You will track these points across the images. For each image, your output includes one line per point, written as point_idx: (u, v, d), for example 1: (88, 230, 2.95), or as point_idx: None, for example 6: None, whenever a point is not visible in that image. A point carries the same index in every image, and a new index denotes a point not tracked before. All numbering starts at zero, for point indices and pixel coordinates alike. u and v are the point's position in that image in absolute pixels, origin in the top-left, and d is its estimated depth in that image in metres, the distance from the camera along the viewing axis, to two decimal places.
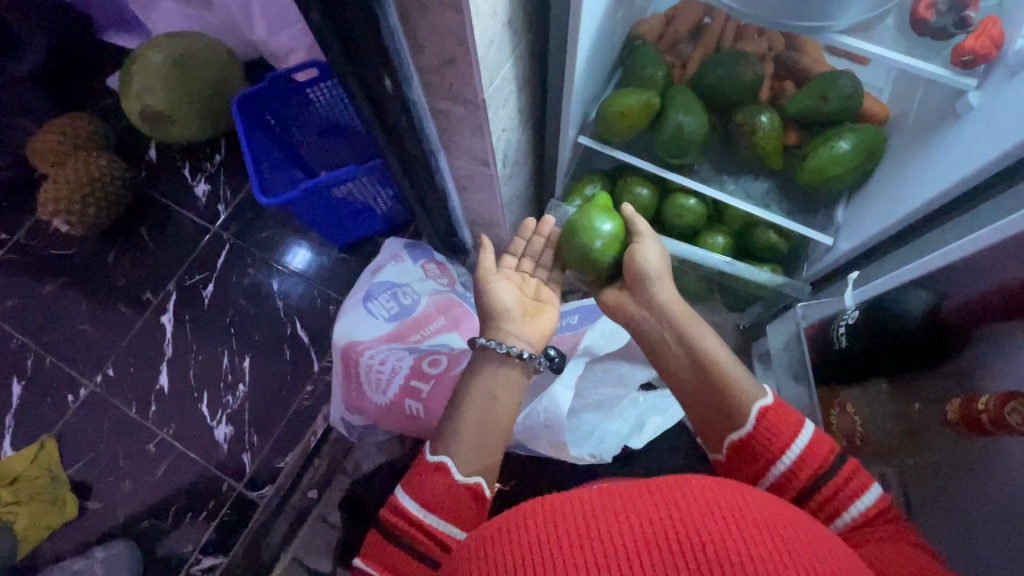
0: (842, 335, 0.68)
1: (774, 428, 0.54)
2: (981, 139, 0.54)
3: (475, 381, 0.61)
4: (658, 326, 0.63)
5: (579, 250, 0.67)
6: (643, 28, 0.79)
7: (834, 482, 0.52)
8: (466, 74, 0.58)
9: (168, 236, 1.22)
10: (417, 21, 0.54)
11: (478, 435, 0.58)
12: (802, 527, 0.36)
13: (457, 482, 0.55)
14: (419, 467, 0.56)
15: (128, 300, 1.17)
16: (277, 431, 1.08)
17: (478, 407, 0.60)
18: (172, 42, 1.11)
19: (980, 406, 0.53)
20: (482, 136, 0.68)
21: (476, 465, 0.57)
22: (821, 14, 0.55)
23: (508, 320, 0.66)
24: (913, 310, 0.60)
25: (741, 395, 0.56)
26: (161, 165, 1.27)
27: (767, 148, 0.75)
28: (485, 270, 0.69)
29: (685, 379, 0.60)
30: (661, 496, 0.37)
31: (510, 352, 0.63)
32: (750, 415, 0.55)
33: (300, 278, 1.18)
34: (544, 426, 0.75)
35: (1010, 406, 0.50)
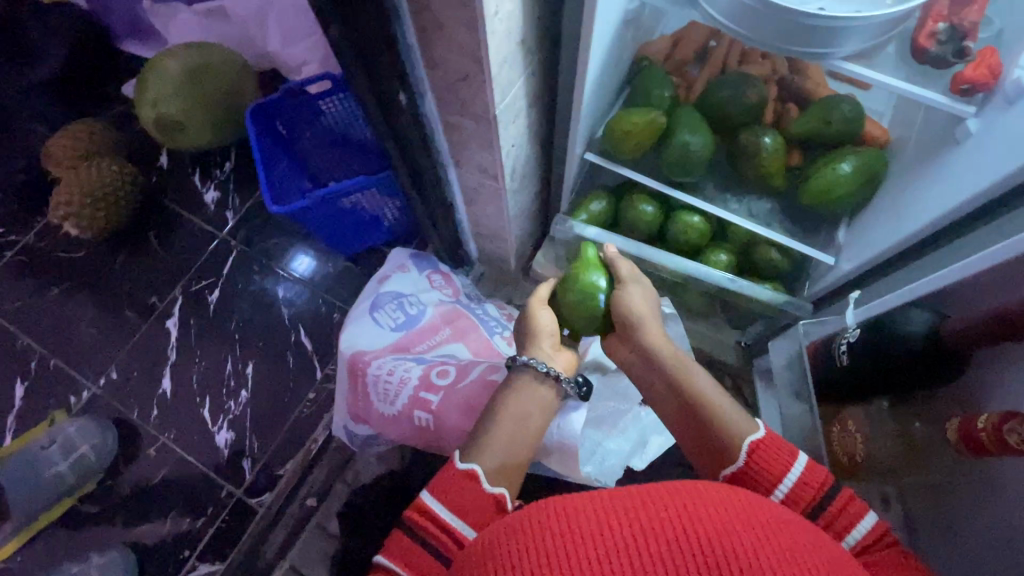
0: (843, 353, 0.69)
1: (767, 461, 0.55)
2: (980, 165, 0.55)
3: (510, 396, 0.63)
4: (648, 367, 0.65)
5: (574, 299, 0.68)
6: (650, 50, 0.81)
7: (834, 505, 0.53)
8: (479, 90, 0.60)
9: (177, 241, 1.23)
10: (433, 39, 0.56)
11: (508, 448, 0.59)
12: (794, 530, 0.38)
13: (485, 489, 0.56)
14: (447, 472, 0.57)
15: (134, 304, 1.18)
16: (278, 438, 1.08)
17: (512, 418, 0.61)
18: (190, 52, 1.14)
19: (978, 427, 0.53)
20: (492, 150, 0.70)
21: (501, 473, 0.58)
22: (825, 41, 0.56)
23: (548, 342, 0.68)
24: (913, 328, 0.61)
25: (730, 431, 0.57)
26: (172, 171, 1.29)
27: (771, 168, 0.76)
28: (536, 296, 0.71)
29: (676, 417, 0.62)
30: (663, 499, 0.39)
31: (548, 371, 0.64)
32: (741, 449, 0.56)
33: (305, 286, 1.19)
34: (557, 448, 0.73)
35: (1010, 425, 0.50)
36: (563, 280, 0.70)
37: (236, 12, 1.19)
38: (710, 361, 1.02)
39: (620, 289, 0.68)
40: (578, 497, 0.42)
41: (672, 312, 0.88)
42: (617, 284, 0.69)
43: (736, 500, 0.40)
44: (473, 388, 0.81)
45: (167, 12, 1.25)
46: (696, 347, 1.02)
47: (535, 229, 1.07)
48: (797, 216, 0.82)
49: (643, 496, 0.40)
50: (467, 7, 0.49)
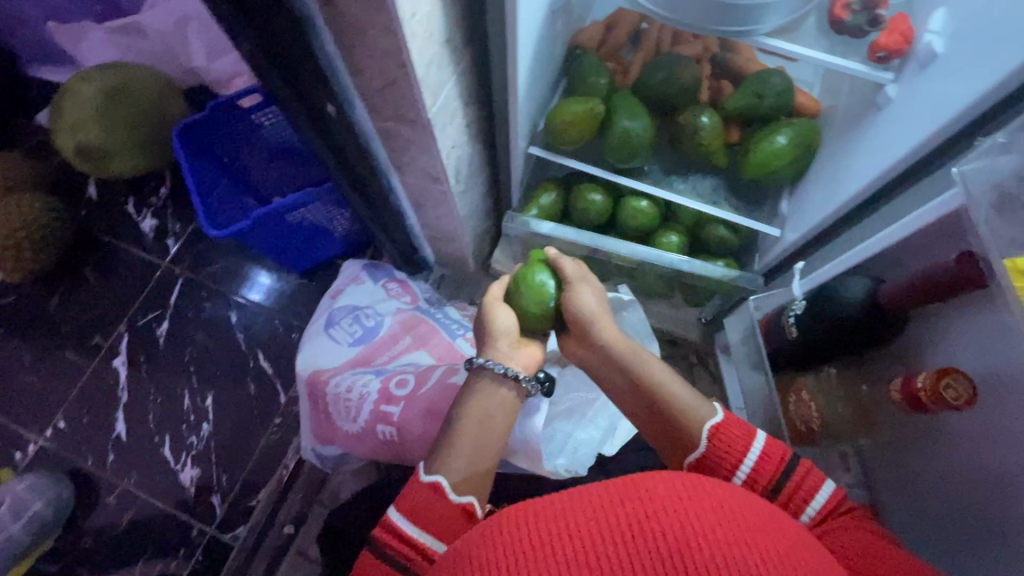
0: (792, 325, 0.68)
1: (727, 444, 0.57)
2: (902, 130, 0.56)
3: (471, 402, 0.62)
4: (607, 364, 0.65)
5: (527, 301, 0.66)
6: (584, 37, 0.81)
7: (794, 479, 0.55)
8: (408, 94, 0.58)
9: (115, 276, 1.17)
10: (352, 46, 0.54)
11: (473, 453, 0.59)
12: (745, 510, 0.39)
13: (451, 501, 0.56)
14: (413, 486, 0.57)
15: (75, 347, 1.12)
16: (247, 468, 1.04)
17: (476, 423, 0.60)
18: (106, 73, 1.08)
19: (916, 385, 0.52)
20: (431, 154, 0.68)
21: (468, 482, 0.57)
22: (747, 19, 0.57)
23: (506, 342, 0.66)
24: (857, 297, 0.61)
25: (690, 423, 0.59)
26: (102, 202, 1.22)
27: (711, 147, 0.77)
28: (491, 296, 0.69)
29: (640, 411, 0.63)
30: (616, 497, 0.39)
31: (508, 373, 0.63)
32: (701, 438, 0.58)
33: (260, 307, 1.15)
34: (521, 443, 0.73)
35: (948, 382, 0.50)
36: (513, 285, 0.68)
37: (152, 28, 1.12)
38: (674, 339, 1.03)
39: (570, 291, 0.67)
40: (534, 505, 0.41)
41: (631, 298, 0.88)
42: (565, 285, 0.68)
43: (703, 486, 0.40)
44: (432, 396, 0.77)
45: (77, 32, 1.17)
46: (659, 327, 1.03)
47: (489, 226, 1.06)
48: (740, 192, 0.83)
49: (610, 492, 0.40)
50: (381, 9, 0.47)
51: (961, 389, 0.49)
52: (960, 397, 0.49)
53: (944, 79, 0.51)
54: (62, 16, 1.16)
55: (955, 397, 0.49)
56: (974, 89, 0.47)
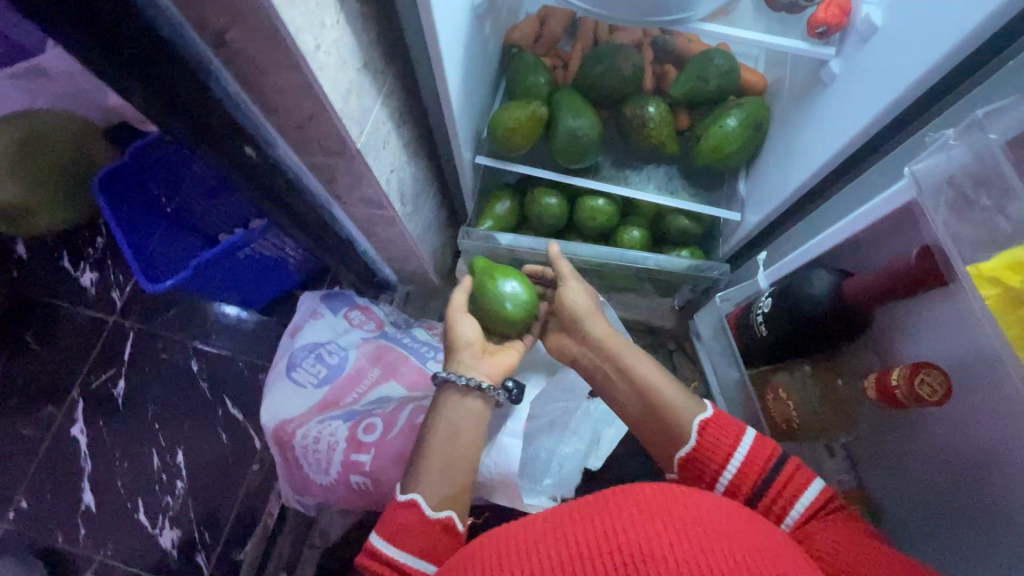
0: (761, 325, 0.64)
1: (717, 436, 0.57)
2: (849, 107, 0.54)
3: (437, 416, 0.63)
4: (596, 355, 0.69)
5: (492, 304, 0.69)
6: (517, 35, 0.77)
7: (783, 476, 0.54)
8: (330, 128, 0.53)
9: (60, 338, 1.10)
10: (258, 85, 0.49)
11: (446, 467, 0.59)
12: (672, 500, 0.39)
13: (429, 518, 0.56)
14: (391, 509, 0.57)
15: (27, 420, 1.05)
16: (230, 522, 1.00)
17: (442, 437, 0.61)
18: (12, 122, 0.97)
19: (890, 379, 0.46)
20: (369, 183, 0.64)
21: (445, 497, 0.58)
22: (678, 7, 0.54)
23: (470, 351, 0.67)
24: (818, 293, 0.56)
25: (681, 414, 0.60)
26: (34, 261, 1.13)
27: (661, 137, 0.74)
28: (455, 304, 0.71)
29: (630, 403, 0.64)
30: (547, 523, 0.40)
31: (470, 382, 0.64)
32: (692, 431, 0.59)
33: (221, 350, 1.09)
34: (499, 479, 0.70)
35: (922, 375, 0.45)
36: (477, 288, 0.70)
37: None
38: (650, 328, 1.02)
39: (563, 288, 0.73)
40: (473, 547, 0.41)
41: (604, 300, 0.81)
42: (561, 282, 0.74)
43: (697, 498, 0.40)
44: (401, 437, 0.76)
45: None
46: (633, 320, 1.01)
47: (449, 236, 1.02)
48: (696, 179, 0.80)
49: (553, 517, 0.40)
50: (278, 44, 0.42)
51: (937, 385, 0.44)
52: (938, 392, 0.44)
53: (886, 53, 0.49)
54: None
55: (932, 394, 0.44)
56: (920, 64, 0.45)
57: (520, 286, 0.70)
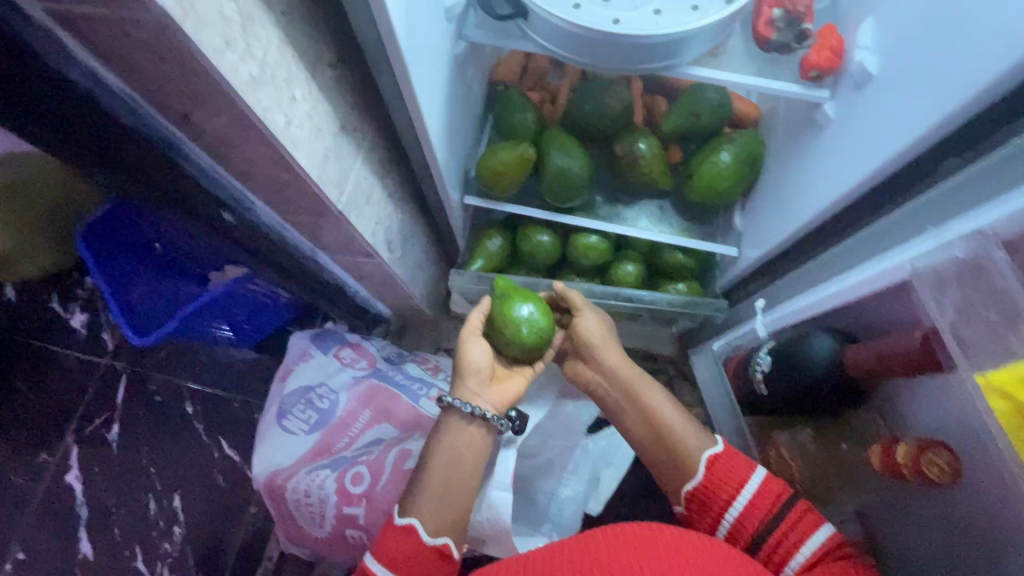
0: (761, 382, 0.61)
1: (724, 473, 0.57)
2: (846, 153, 0.52)
3: (440, 438, 0.62)
4: (611, 389, 0.67)
5: (504, 328, 0.65)
6: (502, 72, 0.76)
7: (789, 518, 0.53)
8: (308, 193, 0.52)
9: (52, 383, 1.08)
10: (230, 157, 0.47)
11: (445, 491, 0.60)
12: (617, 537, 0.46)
13: (425, 543, 0.57)
14: (388, 531, 0.58)
15: (20, 469, 1.03)
16: (229, 565, 0.99)
17: (443, 461, 0.61)
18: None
19: (896, 457, 0.45)
20: (353, 237, 0.62)
21: (442, 522, 0.58)
22: (665, 54, 0.53)
23: (477, 380, 0.66)
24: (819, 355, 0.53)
25: (689, 447, 0.60)
26: (23, 305, 1.11)
27: (653, 173, 0.73)
28: (468, 328, 0.68)
29: (643, 438, 0.64)
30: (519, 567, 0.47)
31: (474, 412, 0.63)
32: (699, 464, 0.58)
33: (215, 390, 1.08)
34: (491, 532, 0.68)
35: (928, 457, 0.43)
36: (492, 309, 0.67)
37: None
38: (649, 356, 1.00)
39: (578, 318, 0.70)
40: None
41: None
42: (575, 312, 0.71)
43: (692, 543, 0.46)
44: (391, 492, 0.76)
45: None
46: (630, 348, 1.00)
47: (442, 269, 1.01)
48: (691, 213, 0.79)
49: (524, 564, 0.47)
50: (247, 125, 0.41)
51: (944, 462, 0.42)
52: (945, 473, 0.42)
53: (883, 102, 0.47)
54: None
55: (940, 476, 0.42)
56: (918, 121, 0.43)
57: (533, 309, 0.65)
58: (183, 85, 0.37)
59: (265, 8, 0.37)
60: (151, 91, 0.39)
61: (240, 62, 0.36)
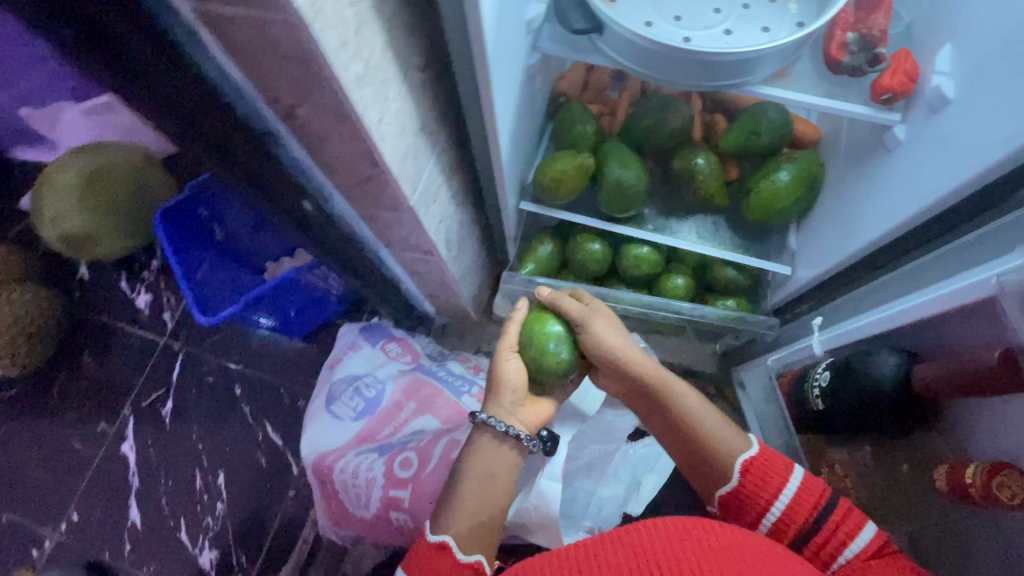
0: (818, 399, 0.60)
1: (762, 477, 0.57)
2: (917, 177, 0.52)
3: (471, 458, 0.61)
4: (638, 395, 0.64)
5: (535, 347, 0.62)
6: (565, 84, 0.78)
7: (835, 518, 0.54)
8: (386, 188, 0.55)
9: (113, 357, 1.15)
10: (321, 150, 0.51)
11: (477, 509, 0.59)
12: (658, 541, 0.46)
13: (459, 561, 0.56)
14: (420, 547, 0.57)
15: (82, 436, 1.09)
16: (265, 546, 1.02)
17: (475, 480, 0.60)
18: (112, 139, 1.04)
19: (965, 476, 0.44)
20: (419, 233, 0.65)
21: (474, 539, 0.57)
22: (737, 73, 0.54)
23: (510, 395, 0.63)
24: (885, 377, 0.52)
25: (722, 454, 0.59)
26: (95, 283, 1.20)
27: (709, 189, 0.74)
28: (503, 342, 0.65)
29: (677, 444, 0.62)
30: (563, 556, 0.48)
31: (509, 431, 0.62)
32: (733, 471, 0.58)
33: (263, 376, 1.13)
34: (538, 521, 0.70)
35: (999, 479, 0.41)
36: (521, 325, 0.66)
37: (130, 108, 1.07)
38: (689, 373, 1.00)
39: (586, 333, 0.64)
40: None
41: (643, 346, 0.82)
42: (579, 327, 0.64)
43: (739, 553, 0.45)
44: (437, 478, 0.78)
45: (51, 114, 1.11)
46: (671, 362, 1.00)
47: (488, 273, 1.03)
48: (745, 230, 0.79)
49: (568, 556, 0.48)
50: (346, 121, 0.44)
51: (1016, 489, 0.40)
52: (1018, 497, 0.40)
53: (959, 127, 0.48)
54: (30, 101, 1.07)
55: (1012, 499, 0.40)
56: (1001, 143, 0.43)
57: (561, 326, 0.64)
58: (296, 81, 0.41)
59: (375, 14, 0.40)
60: (266, 84, 0.42)
61: (350, 62, 0.39)
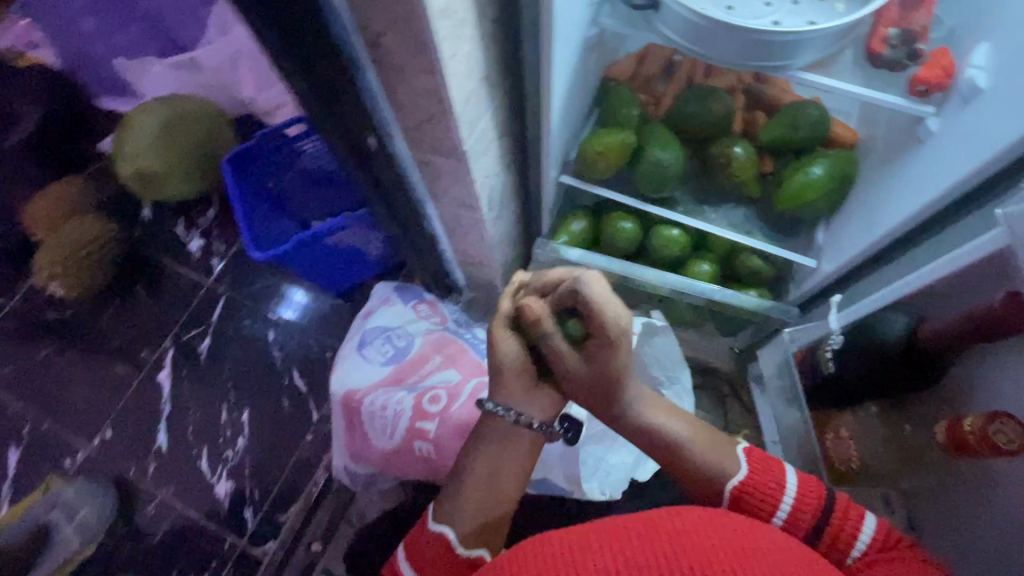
0: (831, 359, 0.71)
1: (753, 506, 0.57)
2: (945, 164, 0.55)
3: (477, 452, 0.60)
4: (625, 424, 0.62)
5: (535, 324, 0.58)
6: (615, 70, 0.82)
7: (833, 523, 0.55)
8: (445, 129, 0.60)
9: (162, 292, 1.22)
10: (395, 84, 0.57)
11: (482, 504, 0.58)
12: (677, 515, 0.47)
13: (458, 556, 0.56)
14: (421, 534, 0.58)
15: (124, 361, 1.17)
16: (278, 484, 1.06)
17: (482, 477, 0.59)
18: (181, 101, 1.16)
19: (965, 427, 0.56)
20: (466, 184, 0.70)
21: (475, 534, 0.57)
22: (781, 54, 0.58)
23: (516, 380, 0.60)
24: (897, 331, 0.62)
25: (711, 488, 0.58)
26: (154, 223, 1.27)
27: (743, 178, 0.77)
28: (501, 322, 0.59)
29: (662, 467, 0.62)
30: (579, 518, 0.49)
31: (520, 420, 0.59)
32: (720, 499, 0.58)
33: (295, 326, 1.18)
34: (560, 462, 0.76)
35: (999, 427, 0.54)
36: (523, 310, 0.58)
37: (207, 63, 1.19)
38: (704, 368, 1.02)
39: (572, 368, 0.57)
40: None
41: (663, 324, 0.86)
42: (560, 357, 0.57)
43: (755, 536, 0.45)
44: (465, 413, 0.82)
45: (139, 67, 1.24)
46: (689, 355, 1.01)
47: (520, 250, 1.08)
48: (775, 222, 0.83)
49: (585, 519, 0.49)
50: (423, 52, 0.50)
51: (1012, 435, 0.53)
52: (1013, 442, 0.53)
53: (987, 115, 0.51)
54: (125, 53, 1.23)
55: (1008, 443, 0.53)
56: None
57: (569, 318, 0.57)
58: (387, 7, 0.47)
59: None
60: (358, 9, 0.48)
61: None
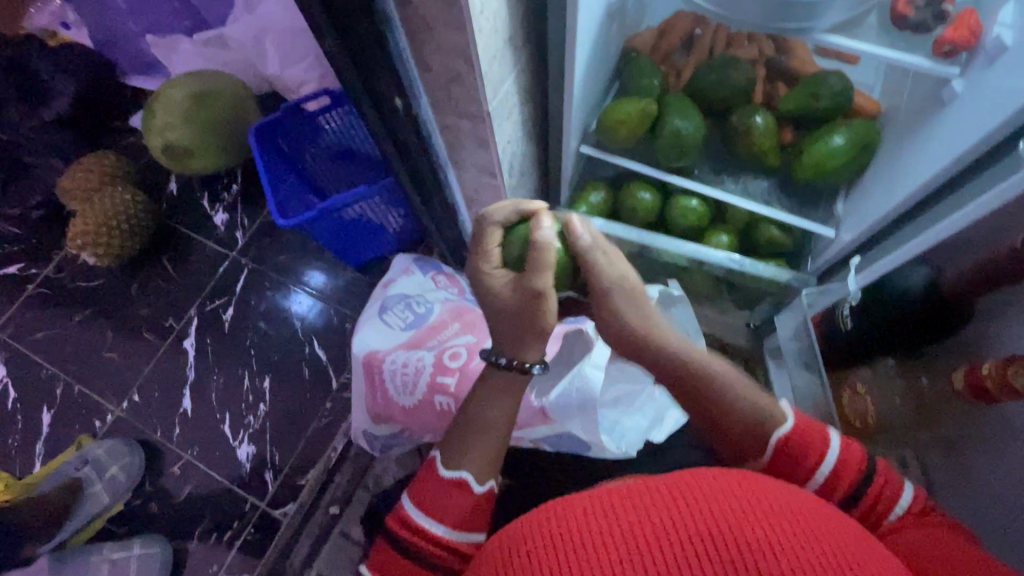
0: (848, 317, 0.74)
1: (798, 456, 0.55)
2: (970, 122, 0.56)
3: (482, 401, 0.64)
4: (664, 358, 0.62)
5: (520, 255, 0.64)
6: (637, 41, 0.82)
7: (872, 489, 0.54)
8: (470, 90, 0.61)
9: (188, 264, 1.26)
10: (423, 42, 0.58)
11: (492, 445, 0.62)
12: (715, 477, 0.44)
13: (477, 493, 0.59)
14: (435, 483, 0.59)
15: (151, 328, 1.20)
16: (298, 449, 1.09)
17: (495, 423, 0.63)
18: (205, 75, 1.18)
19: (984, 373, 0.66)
20: (488, 148, 0.71)
21: (487, 470, 0.61)
22: (805, 15, 0.58)
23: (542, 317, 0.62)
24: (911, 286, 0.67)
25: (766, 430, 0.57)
26: (181, 198, 1.32)
27: (763, 148, 0.77)
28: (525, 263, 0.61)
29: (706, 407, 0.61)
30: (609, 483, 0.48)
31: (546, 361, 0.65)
32: (769, 447, 0.57)
33: (316, 298, 1.21)
34: (579, 405, 0.76)
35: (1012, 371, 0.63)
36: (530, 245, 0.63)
37: (234, 40, 1.21)
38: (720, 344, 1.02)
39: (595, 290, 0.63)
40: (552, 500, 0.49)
41: (680, 294, 0.85)
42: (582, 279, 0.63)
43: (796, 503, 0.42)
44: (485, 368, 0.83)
45: (169, 44, 1.27)
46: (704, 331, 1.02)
47: None
48: (796, 194, 0.83)
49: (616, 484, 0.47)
50: (452, 7, 0.51)
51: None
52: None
53: (1013, 71, 0.51)
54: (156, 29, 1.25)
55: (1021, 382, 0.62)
56: None
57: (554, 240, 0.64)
58: None
59: None
60: None
61: None
